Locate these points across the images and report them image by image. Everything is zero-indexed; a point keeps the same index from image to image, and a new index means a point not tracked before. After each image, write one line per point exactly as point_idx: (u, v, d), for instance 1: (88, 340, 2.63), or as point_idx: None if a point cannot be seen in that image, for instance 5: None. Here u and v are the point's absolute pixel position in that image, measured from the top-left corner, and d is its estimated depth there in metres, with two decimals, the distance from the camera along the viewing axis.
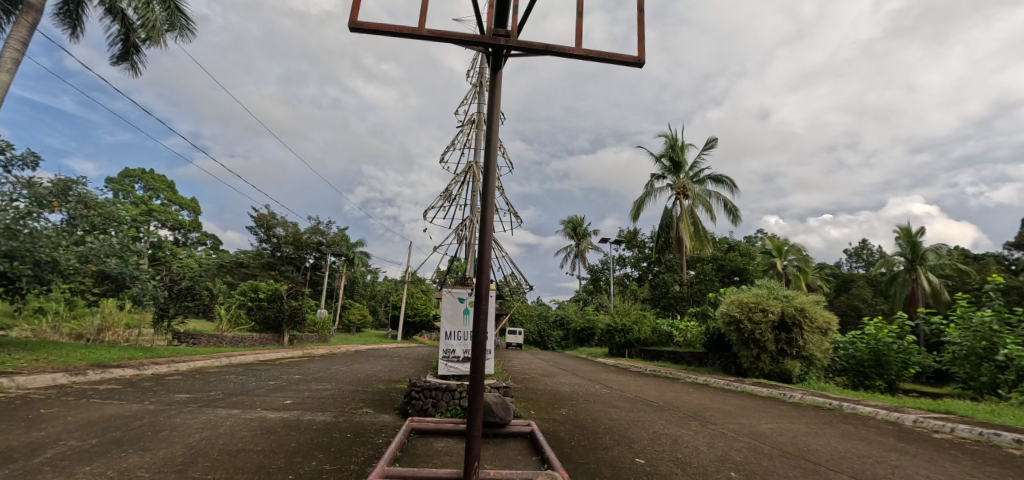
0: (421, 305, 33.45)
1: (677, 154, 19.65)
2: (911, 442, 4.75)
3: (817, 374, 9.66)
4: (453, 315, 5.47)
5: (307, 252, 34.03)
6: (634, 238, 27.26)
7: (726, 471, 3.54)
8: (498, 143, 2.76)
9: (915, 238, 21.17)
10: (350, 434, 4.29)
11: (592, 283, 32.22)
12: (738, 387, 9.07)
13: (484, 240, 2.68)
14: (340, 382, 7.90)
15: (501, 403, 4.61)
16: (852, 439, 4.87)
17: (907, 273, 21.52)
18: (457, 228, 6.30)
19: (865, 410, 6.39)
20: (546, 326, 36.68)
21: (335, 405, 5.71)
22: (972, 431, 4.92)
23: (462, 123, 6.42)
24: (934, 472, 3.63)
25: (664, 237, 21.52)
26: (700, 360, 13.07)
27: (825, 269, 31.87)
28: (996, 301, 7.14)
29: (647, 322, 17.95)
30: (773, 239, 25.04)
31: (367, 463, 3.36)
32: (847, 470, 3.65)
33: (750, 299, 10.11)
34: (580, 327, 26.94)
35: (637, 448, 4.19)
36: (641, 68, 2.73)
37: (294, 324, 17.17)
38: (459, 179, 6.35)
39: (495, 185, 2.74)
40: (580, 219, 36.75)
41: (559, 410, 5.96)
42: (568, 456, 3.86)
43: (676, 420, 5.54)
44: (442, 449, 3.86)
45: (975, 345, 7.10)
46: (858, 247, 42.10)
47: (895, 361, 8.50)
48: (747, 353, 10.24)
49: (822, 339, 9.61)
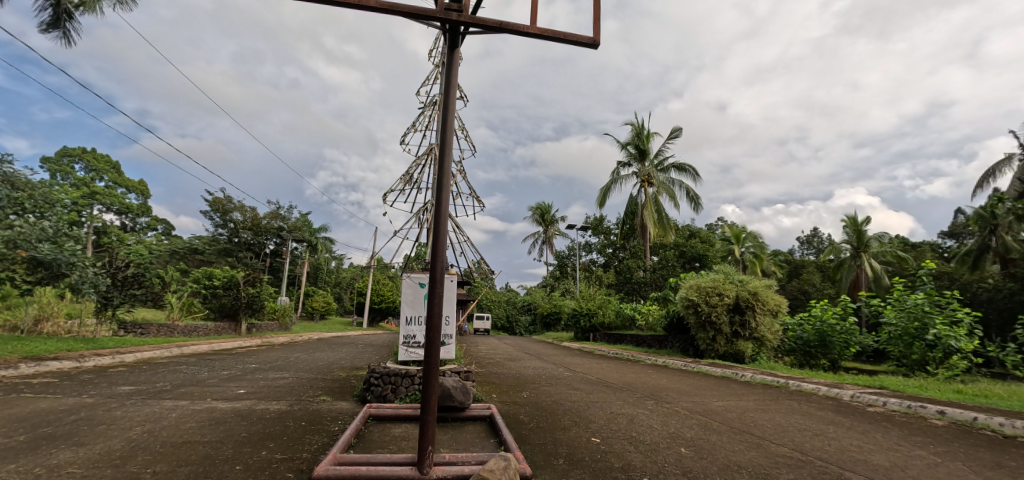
0: (387, 292, 32.98)
1: (642, 142, 19.96)
2: (847, 415, 5.12)
3: (767, 354, 10.19)
4: (413, 299, 5.45)
5: (267, 238, 33.21)
6: (600, 225, 27.80)
7: (677, 447, 3.71)
8: (454, 124, 2.73)
9: (860, 227, 22.51)
10: (305, 422, 4.19)
11: (560, 268, 32.73)
12: (694, 367, 9.49)
13: (438, 221, 2.64)
14: (298, 371, 7.70)
15: (461, 387, 4.64)
16: (795, 413, 5.22)
17: (853, 260, 22.93)
18: (419, 213, 6.24)
19: (809, 387, 6.82)
20: (513, 311, 36.94)
21: (293, 393, 5.58)
22: (901, 404, 5.35)
23: (424, 104, 6.31)
24: (864, 442, 3.94)
25: (629, 224, 22.01)
26: (660, 343, 13.58)
27: (779, 256, 33.63)
28: (928, 285, 7.74)
29: (611, 307, 18.42)
30: (731, 226, 26.07)
31: (321, 451, 3.31)
32: (787, 443, 3.89)
33: (707, 284, 10.49)
34: (546, 312, 27.31)
35: (594, 428, 4.31)
36: (595, 49, 2.74)
37: (251, 311, 16.56)
38: (420, 162, 6.27)
39: (450, 166, 2.71)
40: (548, 206, 37.09)
41: (520, 393, 6.04)
42: (526, 438, 3.94)
43: (633, 400, 5.74)
44: (399, 435, 3.85)
45: (909, 326, 7.68)
46: (809, 234, 44.37)
47: (838, 342, 9.12)
48: (704, 335, 10.69)
49: (773, 321, 10.11)
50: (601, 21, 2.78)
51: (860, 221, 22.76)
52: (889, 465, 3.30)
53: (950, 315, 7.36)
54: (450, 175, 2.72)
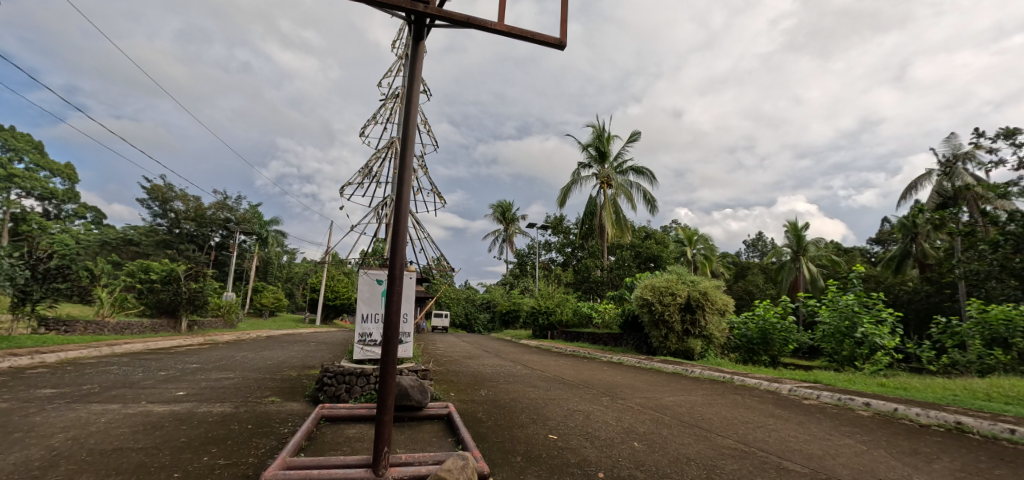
0: (343, 288, 31.92)
1: (603, 144, 20.44)
2: (786, 408, 5.49)
3: (714, 351, 10.73)
4: (370, 297, 5.32)
5: (211, 230, 31.60)
6: (560, 224, 28.23)
7: (630, 442, 3.83)
8: (417, 117, 2.68)
9: (800, 232, 24.15)
10: (252, 425, 3.98)
11: (520, 267, 32.97)
12: (647, 364, 9.84)
13: (398, 217, 2.57)
14: (245, 371, 7.30)
15: (418, 386, 4.57)
16: (739, 407, 5.54)
17: (793, 262, 24.60)
18: (377, 208, 6.08)
19: (752, 382, 7.25)
20: (472, 309, 36.76)
21: (238, 395, 5.28)
22: (833, 397, 5.79)
23: (386, 96, 6.15)
24: (800, 433, 4.25)
25: (589, 224, 22.48)
26: (615, 340, 13.98)
27: (727, 258, 35.50)
28: (858, 287, 8.43)
29: (569, 305, 18.76)
30: (684, 228, 27.21)
31: (269, 455, 3.15)
32: (732, 435, 4.12)
33: (661, 283, 10.91)
34: (505, 310, 27.39)
35: (551, 425, 4.38)
36: (561, 50, 2.79)
37: (194, 308, 15.54)
38: (381, 155, 6.10)
39: (411, 160, 2.66)
40: (509, 204, 37.21)
41: (479, 391, 6.03)
42: (484, 436, 3.94)
43: (590, 397, 5.88)
44: (353, 436, 3.74)
45: (841, 324, 8.31)
46: (755, 238, 47.08)
47: (778, 339, 9.76)
48: (657, 333, 11.09)
49: (720, 319, 10.66)
50: (567, 22, 2.82)
51: (800, 227, 24.42)
52: (821, 454, 3.58)
53: (876, 315, 8.05)
54: (411, 170, 2.66)
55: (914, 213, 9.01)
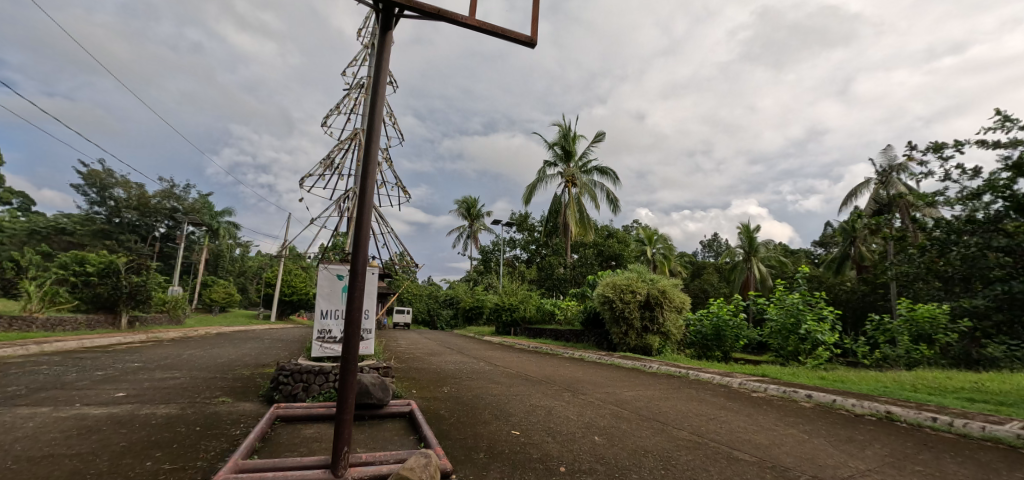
0: (300, 283, 30.72)
1: (568, 144, 20.71)
2: (736, 400, 5.79)
3: (671, 347, 11.13)
4: (330, 292, 5.18)
5: (156, 220, 29.82)
6: (525, 221, 28.40)
7: (591, 436, 3.92)
8: (383, 109, 2.61)
9: (752, 234, 25.42)
10: (201, 427, 3.77)
11: (484, 263, 32.96)
12: (607, 360, 10.09)
13: (361, 210, 2.50)
14: (193, 369, 6.90)
15: (379, 383, 4.49)
16: (693, 400, 5.80)
17: (745, 262, 25.87)
18: (339, 201, 5.91)
19: (706, 376, 7.58)
20: (435, 305, 36.29)
21: (185, 395, 4.98)
22: (778, 389, 6.16)
23: (350, 86, 5.98)
24: (749, 424, 4.49)
25: (553, 222, 22.71)
26: (577, 337, 14.23)
27: (685, 257, 36.87)
28: (802, 286, 9.01)
29: (532, 301, 18.92)
30: (645, 228, 28.04)
31: (219, 458, 2.99)
32: (687, 428, 4.31)
33: (621, 281, 11.19)
34: (468, 306, 27.26)
35: (514, 421, 4.41)
36: (532, 48, 2.81)
37: (135, 303, 14.53)
38: (343, 147, 5.94)
39: (376, 153, 2.59)
40: (474, 201, 37.03)
41: (441, 388, 5.99)
42: (446, 433, 3.91)
43: (552, 392, 5.97)
44: (310, 436, 3.61)
45: (786, 321, 8.83)
46: (711, 239, 49.15)
47: (729, 335, 10.25)
48: (617, 330, 11.38)
49: (677, 316, 11.08)
50: (539, 21, 2.84)
51: (752, 229, 25.71)
52: (768, 443, 3.80)
53: (818, 312, 8.63)
54: (376, 163, 2.59)
55: (853, 218, 9.72)
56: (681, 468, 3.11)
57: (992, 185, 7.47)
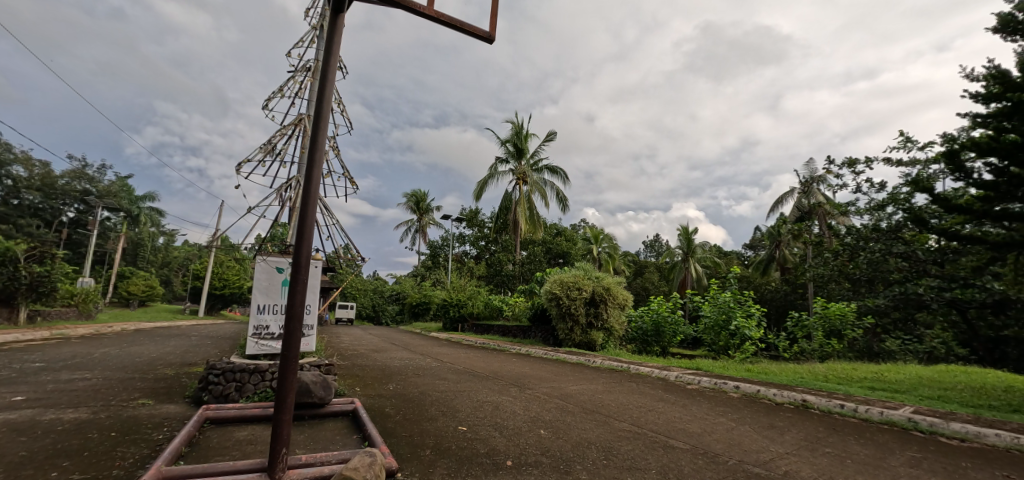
0: (234, 276, 28.69)
1: (520, 141, 20.88)
2: (672, 392, 6.16)
3: (614, 343, 11.59)
4: (268, 286, 4.91)
5: (63, 203, 26.63)
6: (475, 217, 28.37)
7: (537, 430, 4.01)
8: (332, 96, 2.50)
9: (690, 236, 27.00)
10: (117, 432, 3.43)
11: (432, 258, 32.59)
12: (553, 355, 10.33)
13: (306, 201, 2.39)
14: (106, 370, 6.24)
15: (321, 382, 4.33)
16: (632, 393, 6.10)
17: (683, 262, 27.44)
18: (279, 189, 5.59)
19: (645, 370, 7.98)
20: (381, 301, 35.33)
21: (97, 398, 4.50)
22: (710, 382, 6.61)
23: (295, 68, 5.68)
24: (684, 414, 4.80)
25: (502, 219, 22.72)
26: (524, 332, 14.45)
27: (629, 256, 38.46)
28: (733, 285, 9.72)
29: (481, 298, 18.94)
30: (591, 228, 28.91)
31: (138, 466, 2.75)
32: (628, 419, 4.53)
33: (568, 278, 11.49)
34: (415, 302, 26.77)
35: (461, 417, 4.41)
36: (490, 44, 2.81)
37: (36, 296, 12.91)
38: (286, 132, 5.62)
39: (323, 141, 2.48)
40: (424, 194, 36.36)
41: (386, 385, 5.86)
42: (391, 431, 3.84)
43: (499, 388, 6.02)
44: (244, 438, 3.42)
45: (718, 318, 9.49)
46: (653, 239, 51.58)
47: (667, 331, 10.85)
48: (563, 326, 11.68)
49: (620, 313, 11.55)
50: (497, 17, 2.86)
51: (691, 231, 27.30)
52: (699, 431, 4.09)
53: (746, 310, 9.34)
54: (323, 151, 2.49)
55: (779, 224, 10.64)
56: (621, 458, 3.27)
57: (896, 198, 8.45)
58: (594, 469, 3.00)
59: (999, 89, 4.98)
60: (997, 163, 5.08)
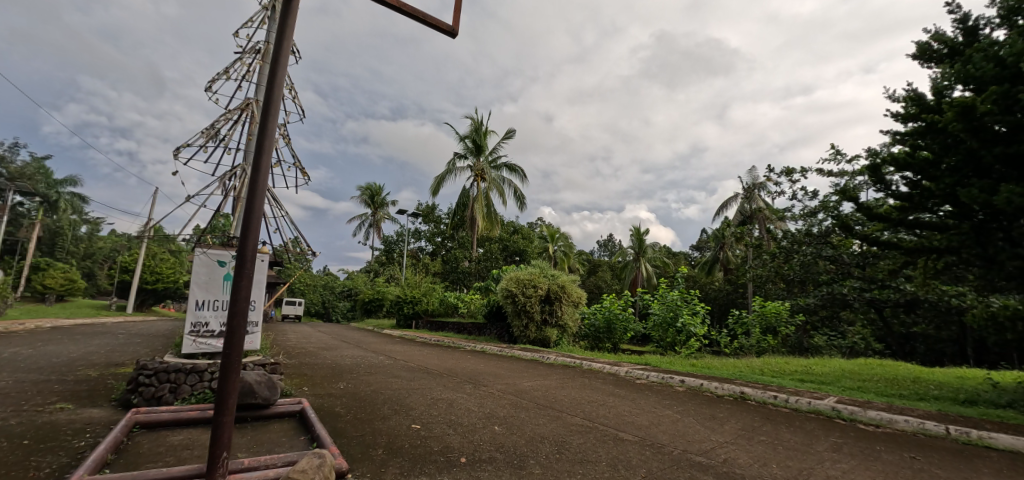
0: (168, 269, 26.59)
1: (479, 138, 20.82)
2: (622, 387, 6.41)
3: (567, 339, 11.84)
4: (209, 281, 4.62)
5: None
6: (432, 213, 28.02)
7: (491, 426, 4.06)
8: (284, 82, 2.41)
9: (642, 237, 28.07)
10: (31, 440, 3.11)
11: (387, 254, 31.84)
12: (508, 352, 10.41)
13: (253, 191, 2.29)
14: (15, 371, 5.62)
15: (266, 382, 4.14)
16: (583, 388, 6.29)
17: (635, 262, 28.48)
18: (223, 178, 5.28)
19: (597, 366, 8.23)
20: (331, 297, 34.06)
21: (6, 403, 4.06)
22: (658, 376, 6.93)
23: (244, 50, 5.37)
24: (632, 407, 5.02)
25: (460, 216, 22.52)
26: (479, 329, 14.46)
27: (583, 255, 39.39)
28: (681, 284, 10.23)
29: (436, 294, 18.73)
30: (547, 226, 29.35)
31: (55, 476, 2.51)
32: (579, 414, 4.67)
33: (524, 276, 11.63)
34: (368, 298, 26.03)
35: (414, 415, 4.37)
36: (453, 38, 2.81)
37: None
38: (232, 117, 5.31)
39: (274, 130, 2.39)
40: (379, 188, 35.40)
41: (336, 384, 5.69)
42: (341, 431, 3.75)
43: (453, 385, 6.01)
44: (180, 443, 3.21)
45: (666, 315, 9.95)
46: (607, 239, 53.13)
47: (619, 328, 11.25)
48: (518, 323, 11.80)
49: (574, 310, 11.82)
50: (460, 12, 2.86)
51: (642, 232, 28.37)
52: (646, 423, 4.30)
53: (692, 308, 9.85)
54: (273, 140, 2.39)
55: (723, 227, 11.30)
56: (572, 452, 3.38)
57: (826, 206, 9.20)
58: (547, 464, 3.08)
59: (915, 110, 5.55)
60: (912, 177, 5.66)
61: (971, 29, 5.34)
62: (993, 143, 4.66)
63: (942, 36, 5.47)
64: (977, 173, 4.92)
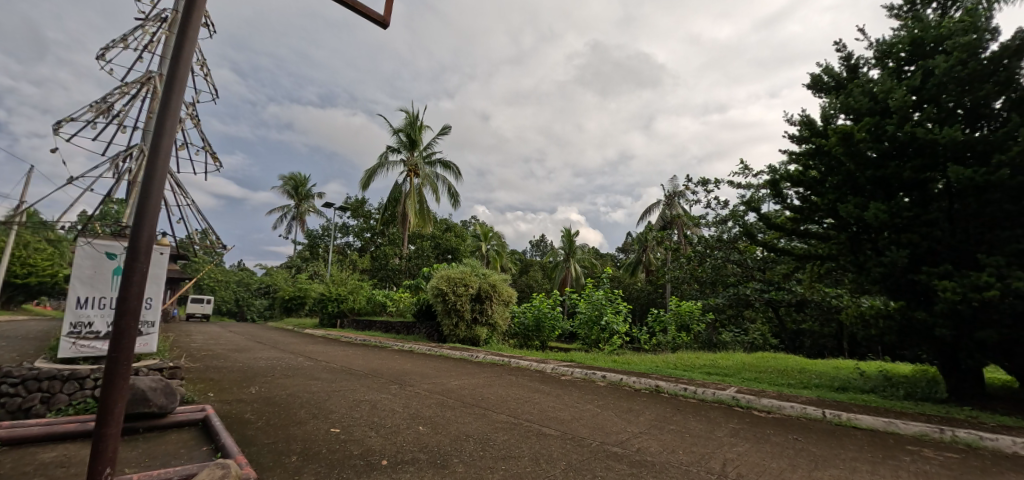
0: (42, 261, 22.86)
1: (414, 132, 20.33)
2: (547, 383, 6.61)
3: (497, 338, 11.95)
4: (94, 275, 4.06)
5: None
6: (361, 207, 26.88)
7: (416, 427, 3.99)
8: (192, 57, 2.19)
9: (572, 238, 29.08)
10: None
11: (310, 249, 30.01)
12: (437, 351, 10.30)
13: (150, 176, 2.05)
14: None
15: (163, 388, 3.73)
16: (511, 385, 6.38)
17: (565, 262, 29.46)
18: (116, 159, 4.66)
19: (525, 364, 8.40)
20: (246, 294, 31.37)
21: None
22: (582, 372, 7.23)
23: (146, 17, 4.79)
24: (557, 403, 5.18)
25: (391, 211, 21.83)
26: (408, 329, 14.12)
27: (516, 254, 39.98)
28: (606, 284, 10.76)
29: (363, 292, 18.00)
30: (481, 225, 29.40)
31: None
32: (506, 411, 4.74)
33: (456, 275, 11.56)
34: (288, 296, 24.34)
35: (334, 418, 4.17)
36: (384, 29, 2.72)
37: None
38: (128, 91, 4.70)
39: (178, 109, 2.16)
40: (303, 178, 33.19)
41: (248, 389, 5.26)
42: (251, 439, 3.47)
43: (378, 386, 5.82)
44: (51, 461, 2.79)
45: (592, 313, 10.41)
46: (539, 239, 54.42)
47: (547, 326, 11.59)
48: (448, 321, 11.69)
49: (504, 309, 11.96)
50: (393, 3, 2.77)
51: (573, 234, 29.41)
52: (569, 418, 4.47)
53: (616, 307, 10.41)
54: (176, 120, 2.16)
55: (646, 230, 12.04)
56: (497, 449, 3.43)
57: (735, 215, 10.15)
58: (470, 462, 3.10)
59: (808, 134, 6.32)
60: (803, 193, 6.44)
61: (852, 66, 6.20)
62: (866, 167, 5.44)
63: (831, 71, 6.28)
64: (853, 191, 5.71)
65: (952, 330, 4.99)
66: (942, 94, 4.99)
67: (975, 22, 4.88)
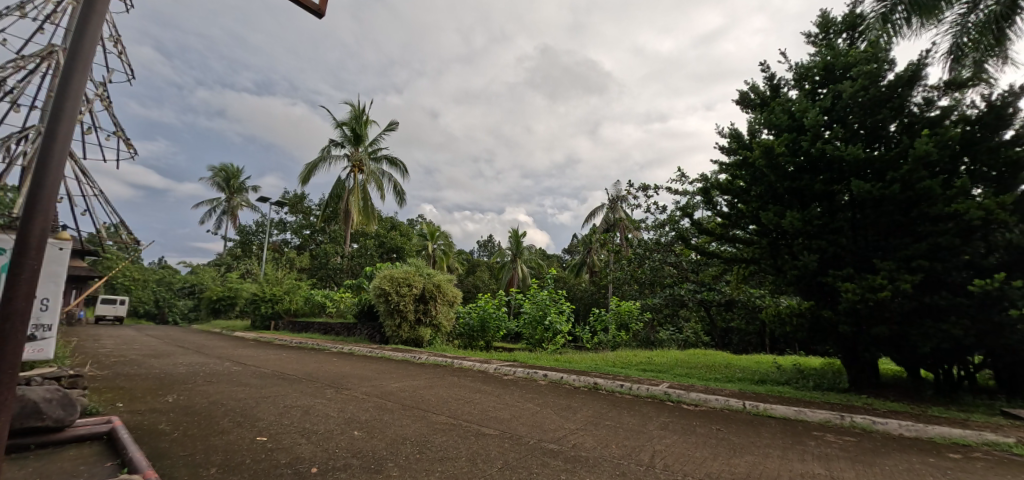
0: None
1: (359, 127, 19.63)
2: (489, 383, 6.64)
3: (441, 339, 11.81)
4: None
5: None
6: (300, 203, 25.56)
7: (350, 431, 3.86)
8: (99, 38, 2.07)
9: (520, 239, 29.40)
10: None
11: (243, 247, 28.07)
12: (378, 353, 10.03)
13: (45, 163, 1.92)
14: None
15: (61, 399, 3.35)
16: (452, 386, 6.35)
17: (512, 263, 29.72)
18: (8, 141, 4.12)
19: (468, 364, 8.39)
20: (167, 294, 28.75)
21: None
22: (524, 372, 7.33)
23: None
24: (498, 403, 5.23)
25: (333, 208, 20.94)
26: (347, 331, 13.60)
27: (463, 254, 39.77)
28: (550, 284, 11.00)
29: (301, 293, 17.13)
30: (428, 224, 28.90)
31: None
32: (446, 412, 4.72)
33: (399, 275, 11.31)
34: (216, 297, 22.63)
35: (261, 426, 3.94)
36: (319, 19, 2.63)
37: None
38: (23, 65, 4.18)
39: (80, 91, 2.02)
40: (236, 170, 30.98)
41: (163, 397, 4.84)
42: (165, 451, 3.21)
43: (312, 390, 5.56)
44: None
45: (537, 313, 10.59)
46: (487, 240, 54.43)
47: (491, 326, 11.63)
48: (391, 322, 11.40)
49: (448, 309, 11.86)
50: None
51: (521, 234, 29.71)
52: (508, 417, 4.52)
53: (559, 307, 10.66)
54: (78, 105, 2.03)
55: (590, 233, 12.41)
56: (435, 450, 3.41)
57: (672, 220, 10.73)
58: (405, 465, 3.06)
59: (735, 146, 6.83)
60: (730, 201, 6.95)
61: (774, 86, 6.78)
62: (783, 178, 5.96)
63: (757, 89, 6.82)
64: (773, 200, 6.23)
65: (852, 327, 5.59)
66: (848, 116, 5.58)
67: (875, 53, 5.59)
